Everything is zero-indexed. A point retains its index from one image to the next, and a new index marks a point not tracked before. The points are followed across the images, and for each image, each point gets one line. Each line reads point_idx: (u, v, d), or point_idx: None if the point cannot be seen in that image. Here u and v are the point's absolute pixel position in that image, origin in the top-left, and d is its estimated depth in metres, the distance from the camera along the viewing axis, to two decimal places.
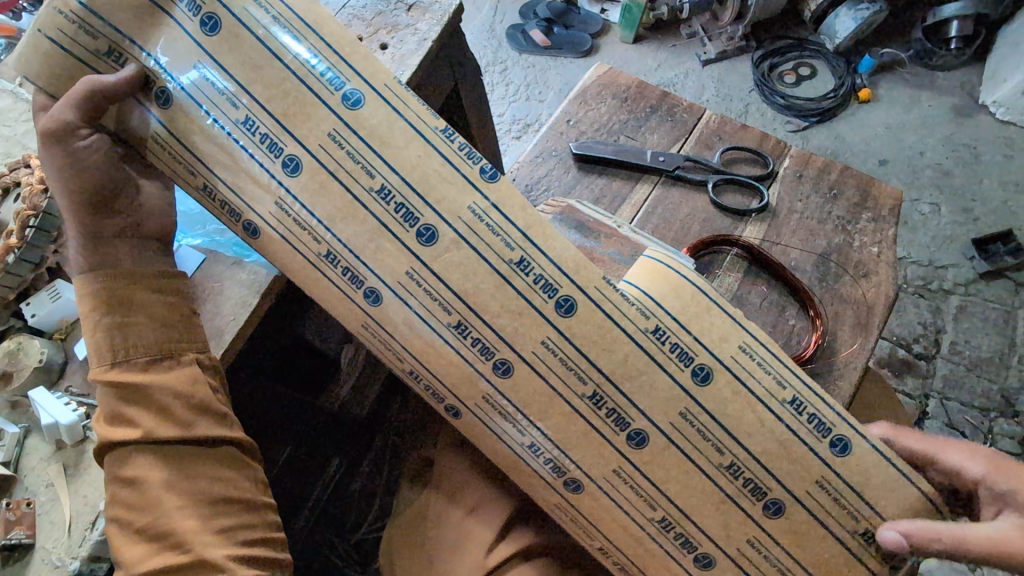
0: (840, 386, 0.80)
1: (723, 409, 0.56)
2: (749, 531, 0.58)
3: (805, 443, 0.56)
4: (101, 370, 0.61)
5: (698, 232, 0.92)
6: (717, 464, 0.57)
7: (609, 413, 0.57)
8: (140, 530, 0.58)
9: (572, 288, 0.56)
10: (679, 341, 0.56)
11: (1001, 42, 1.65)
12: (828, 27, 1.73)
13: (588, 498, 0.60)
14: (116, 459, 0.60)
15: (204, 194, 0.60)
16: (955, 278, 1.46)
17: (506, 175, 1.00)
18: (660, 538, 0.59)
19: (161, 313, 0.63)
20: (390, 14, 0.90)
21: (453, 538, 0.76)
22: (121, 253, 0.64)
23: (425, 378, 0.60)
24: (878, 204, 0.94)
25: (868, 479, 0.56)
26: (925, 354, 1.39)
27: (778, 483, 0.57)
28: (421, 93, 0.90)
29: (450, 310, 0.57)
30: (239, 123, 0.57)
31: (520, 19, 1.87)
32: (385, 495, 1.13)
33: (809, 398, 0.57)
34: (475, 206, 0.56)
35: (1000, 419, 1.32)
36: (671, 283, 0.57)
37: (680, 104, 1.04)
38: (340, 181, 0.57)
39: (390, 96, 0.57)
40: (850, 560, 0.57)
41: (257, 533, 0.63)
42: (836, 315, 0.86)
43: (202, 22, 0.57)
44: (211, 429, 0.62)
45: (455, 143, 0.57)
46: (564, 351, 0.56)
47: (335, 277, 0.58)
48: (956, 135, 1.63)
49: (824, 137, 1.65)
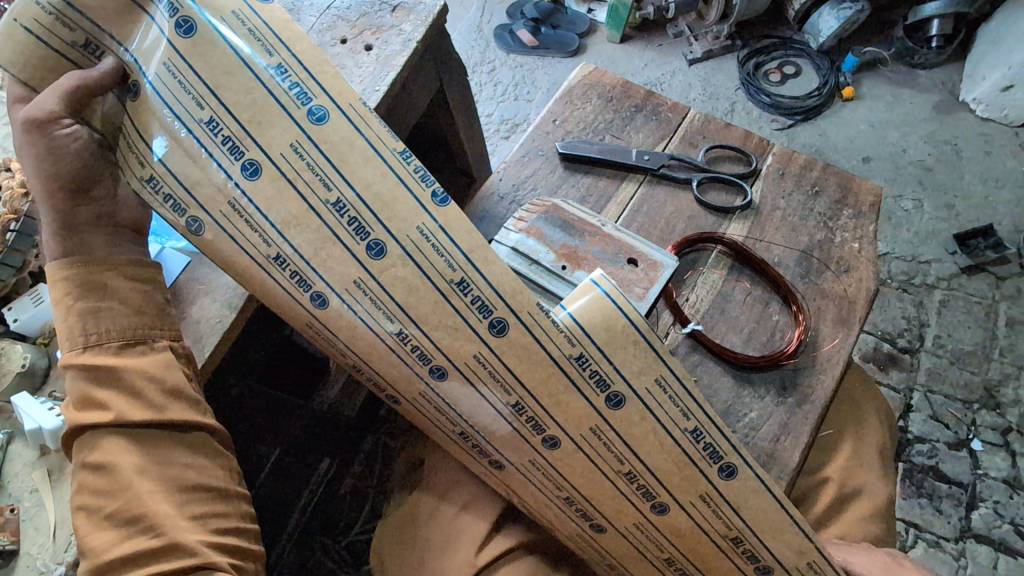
0: (822, 380, 0.82)
1: (629, 429, 0.61)
2: (637, 519, 0.64)
3: (696, 465, 0.62)
4: (72, 354, 0.60)
5: (683, 230, 0.93)
6: (615, 470, 0.62)
7: (528, 420, 0.60)
8: (113, 514, 0.57)
9: (507, 312, 0.57)
10: (599, 369, 0.59)
11: (983, 38, 1.68)
12: (812, 26, 1.75)
13: (508, 473, 0.66)
14: (87, 444, 0.59)
15: (146, 184, 0.57)
16: (938, 272, 1.49)
17: (492, 174, 0.99)
18: (563, 507, 0.66)
19: (136, 299, 0.63)
20: (376, 15, 0.90)
21: (441, 535, 0.77)
22: (95, 241, 0.64)
23: (367, 372, 0.61)
24: (858, 201, 0.96)
25: (746, 500, 0.63)
26: (909, 347, 1.42)
27: (666, 491, 0.63)
28: (406, 93, 0.90)
29: (392, 320, 0.57)
30: (202, 124, 0.56)
31: (507, 19, 1.88)
32: (377, 499, 1.11)
33: (709, 429, 0.61)
34: (423, 227, 0.57)
35: (983, 411, 1.35)
36: (606, 315, 0.59)
37: (665, 104, 1.05)
38: (297, 191, 0.56)
39: (353, 117, 0.57)
40: (720, 555, 0.65)
41: (231, 522, 0.62)
42: (818, 310, 0.87)
43: (178, 24, 0.55)
44: (185, 412, 0.62)
45: (411, 165, 0.58)
46: (494, 365, 0.58)
47: (281, 280, 0.57)
48: (938, 131, 1.65)
49: (808, 135, 1.67)
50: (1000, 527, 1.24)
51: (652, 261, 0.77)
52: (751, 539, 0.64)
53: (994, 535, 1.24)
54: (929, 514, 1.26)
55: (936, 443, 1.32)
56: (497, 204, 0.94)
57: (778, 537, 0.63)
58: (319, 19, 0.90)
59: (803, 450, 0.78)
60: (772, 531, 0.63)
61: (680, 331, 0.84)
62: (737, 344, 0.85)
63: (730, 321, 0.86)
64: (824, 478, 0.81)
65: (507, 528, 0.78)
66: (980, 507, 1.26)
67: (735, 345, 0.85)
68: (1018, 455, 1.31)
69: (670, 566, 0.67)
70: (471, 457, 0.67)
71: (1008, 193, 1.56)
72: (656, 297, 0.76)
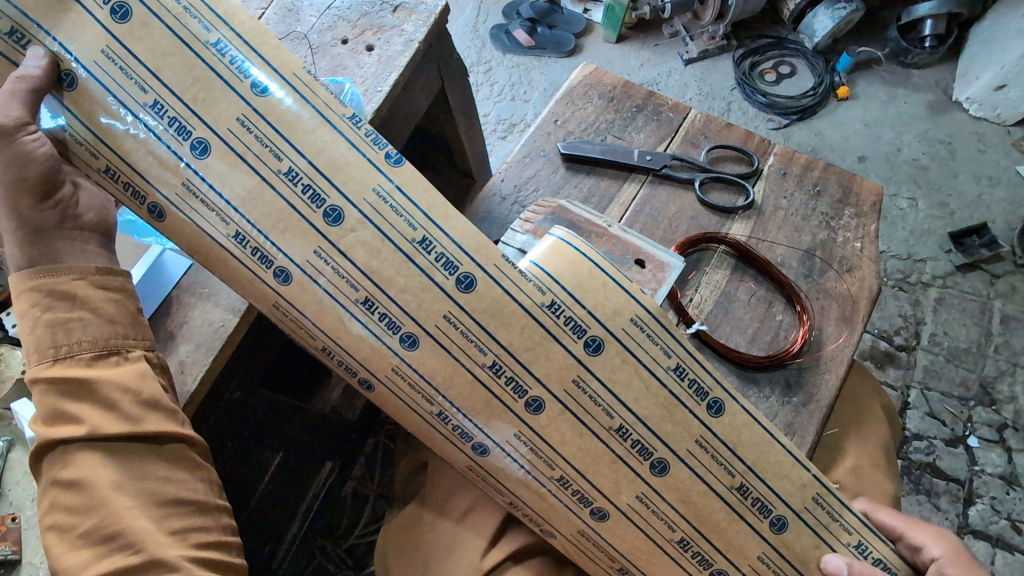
0: (827, 379, 0.82)
1: (613, 376, 0.61)
2: (638, 487, 0.64)
3: (685, 406, 0.64)
4: (42, 367, 0.57)
5: (686, 229, 0.93)
6: (607, 428, 0.62)
7: (508, 382, 0.60)
8: (85, 535, 0.55)
9: (473, 266, 0.58)
10: (574, 315, 0.60)
11: (972, 39, 1.70)
12: (807, 26, 1.76)
13: (494, 462, 0.63)
14: (59, 460, 0.56)
15: (104, 176, 0.56)
16: (933, 270, 1.50)
17: (492, 175, 0.99)
18: (559, 493, 0.64)
19: (108, 310, 0.59)
20: (376, 14, 0.89)
21: (447, 543, 0.77)
22: (62, 248, 0.59)
23: (335, 353, 0.59)
24: (860, 200, 0.96)
25: (739, 436, 0.65)
26: (906, 345, 1.43)
27: (662, 444, 0.64)
28: (408, 94, 0.90)
29: (357, 288, 0.57)
30: (147, 108, 0.55)
31: (503, 19, 1.87)
32: (378, 500, 1.14)
33: (691, 365, 0.63)
34: (380, 188, 0.57)
35: (979, 408, 1.36)
36: (575, 264, 0.60)
37: (666, 104, 1.05)
38: (249, 164, 0.56)
39: (298, 85, 0.57)
40: (731, 513, 0.66)
41: (211, 535, 0.60)
42: (822, 309, 0.87)
43: (112, 10, 0.55)
44: (162, 424, 0.59)
45: (362, 129, 0.58)
46: (465, 323, 0.58)
47: (243, 259, 0.56)
48: (932, 131, 1.66)
49: (804, 135, 1.68)
50: (997, 523, 1.26)
51: (659, 262, 0.77)
52: (754, 482, 0.66)
53: (991, 531, 1.25)
54: (927, 511, 1.27)
55: (933, 440, 1.33)
56: (499, 204, 0.94)
57: (782, 478, 0.67)
58: (320, 19, 0.90)
59: (810, 449, 0.78)
60: (775, 469, 0.66)
61: (685, 331, 0.84)
62: (741, 344, 0.85)
63: (734, 320, 0.86)
64: (834, 480, 0.81)
65: (513, 529, 0.77)
66: (977, 503, 1.27)
67: (740, 346, 0.85)
68: (1014, 451, 1.32)
69: (683, 548, 0.67)
70: (452, 450, 0.63)
71: (1001, 191, 1.58)
72: (665, 296, 0.76)
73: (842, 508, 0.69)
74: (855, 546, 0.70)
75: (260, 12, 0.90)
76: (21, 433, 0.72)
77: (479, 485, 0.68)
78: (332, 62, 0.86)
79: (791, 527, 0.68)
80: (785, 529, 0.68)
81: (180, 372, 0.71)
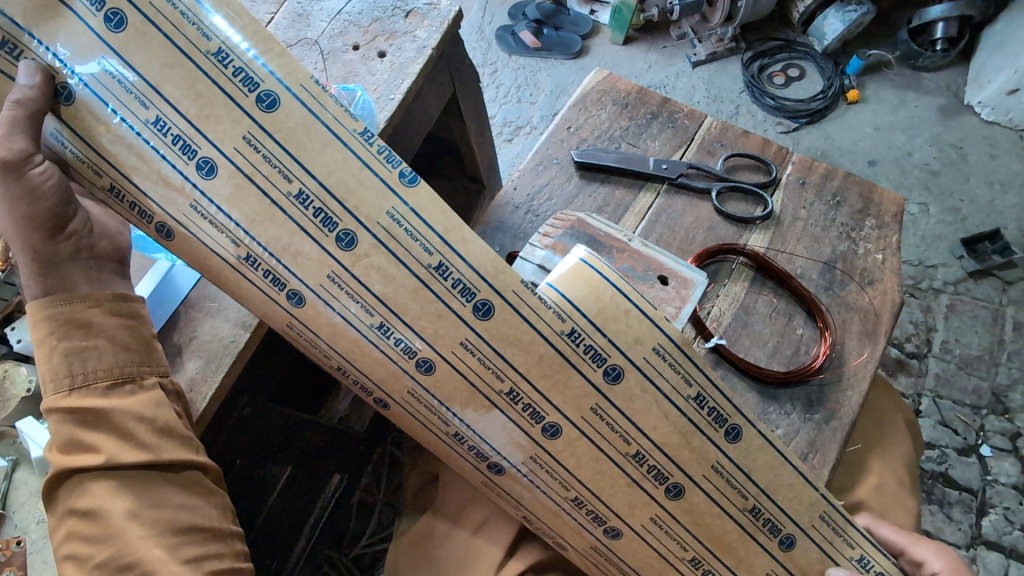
0: (849, 397, 0.80)
1: (632, 404, 0.60)
2: (652, 509, 0.63)
3: (703, 433, 0.62)
4: (57, 397, 0.55)
5: (703, 240, 0.91)
6: (623, 453, 0.61)
7: (525, 408, 0.58)
8: (102, 565, 0.53)
9: (491, 292, 0.56)
10: (593, 343, 0.58)
11: (985, 42, 1.68)
12: (816, 29, 1.74)
13: (509, 481, 0.62)
14: (75, 489, 0.55)
15: (109, 196, 0.53)
16: (944, 277, 1.48)
17: (505, 183, 0.97)
18: (573, 512, 0.63)
19: (123, 337, 0.58)
20: (388, 20, 0.88)
21: (458, 554, 0.75)
22: (76, 278, 0.58)
23: (351, 374, 0.58)
24: (880, 211, 0.94)
25: (755, 461, 0.63)
26: (917, 353, 1.41)
27: (679, 469, 0.62)
28: (420, 103, 0.88)
29: (370, 313, 0.55)
30: (149, 124, 0.51)
31: (509, 20, 1.85)
32: (384, 509, 1.18)
33: (710, 392, 0.61)
34: (393, 211, 0.54)
35: (991, 417, 1.34)
36: (594, 287, 0.58)
37: (681, 111, 1.03)
38: (257, 186, 0.53)
39: (306, 98, 0.53)
40: (743, 536, 0.65)
41: (225, 563, 0.58)
42: (843, 324, 0.85)
43: (106, 17, 0.50)
44: (178, 452, 0.57)
45: (374, 146, 0.54)
46: (482, 351, 0.56)
47: (255, 280, 0.54)
48: (944, 135, 1.64)
49: (814, 138, 1.66)
50: (1010, 534, 1.24)
51: (682, 278, 0.75)
52: (766, 504, 0.64)
53: (1004, 541, 1.23)
54: (939, 521, 1.25)
55: (946, 449, 1.31)
56: (512, 213, 0.92)
57: (793, 498, 0.65)
58: (330, 25, 0.88)
59: (831, 467, 0.76)
60: (787, 490, 0.65)
61: (703, 345, 0.83)
62: (761, 358, 0.83)
63: (753, 333, 0.85)
64: (853, 498, 0.79)
65: (526, 544, 0.75)
66: (990, 513, 1.25)
67: (760, 360, 0.83)
68: None
69: (695, 566, 0.65)
70: (467, 469, 0.63)
71: (1014, 197, 1.55)
72: (689, 314, 0.75)
73: (847, 525, 0.67)
74: (859, 559, 0.68)
75: (270, 18, 0.88)
76: (27, 452, 0.72)
77: (493, 500, 0.67)
78: (343, 69, 0.85)
79: (800, 545, 0.66)
80: (796, 548, 0.66)
81: (190, 390, 0.69)
